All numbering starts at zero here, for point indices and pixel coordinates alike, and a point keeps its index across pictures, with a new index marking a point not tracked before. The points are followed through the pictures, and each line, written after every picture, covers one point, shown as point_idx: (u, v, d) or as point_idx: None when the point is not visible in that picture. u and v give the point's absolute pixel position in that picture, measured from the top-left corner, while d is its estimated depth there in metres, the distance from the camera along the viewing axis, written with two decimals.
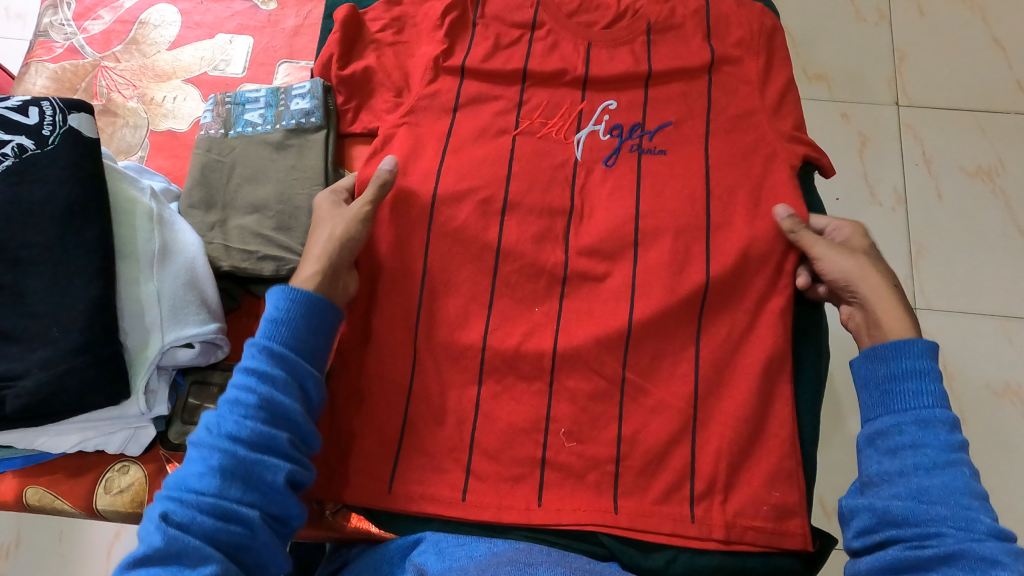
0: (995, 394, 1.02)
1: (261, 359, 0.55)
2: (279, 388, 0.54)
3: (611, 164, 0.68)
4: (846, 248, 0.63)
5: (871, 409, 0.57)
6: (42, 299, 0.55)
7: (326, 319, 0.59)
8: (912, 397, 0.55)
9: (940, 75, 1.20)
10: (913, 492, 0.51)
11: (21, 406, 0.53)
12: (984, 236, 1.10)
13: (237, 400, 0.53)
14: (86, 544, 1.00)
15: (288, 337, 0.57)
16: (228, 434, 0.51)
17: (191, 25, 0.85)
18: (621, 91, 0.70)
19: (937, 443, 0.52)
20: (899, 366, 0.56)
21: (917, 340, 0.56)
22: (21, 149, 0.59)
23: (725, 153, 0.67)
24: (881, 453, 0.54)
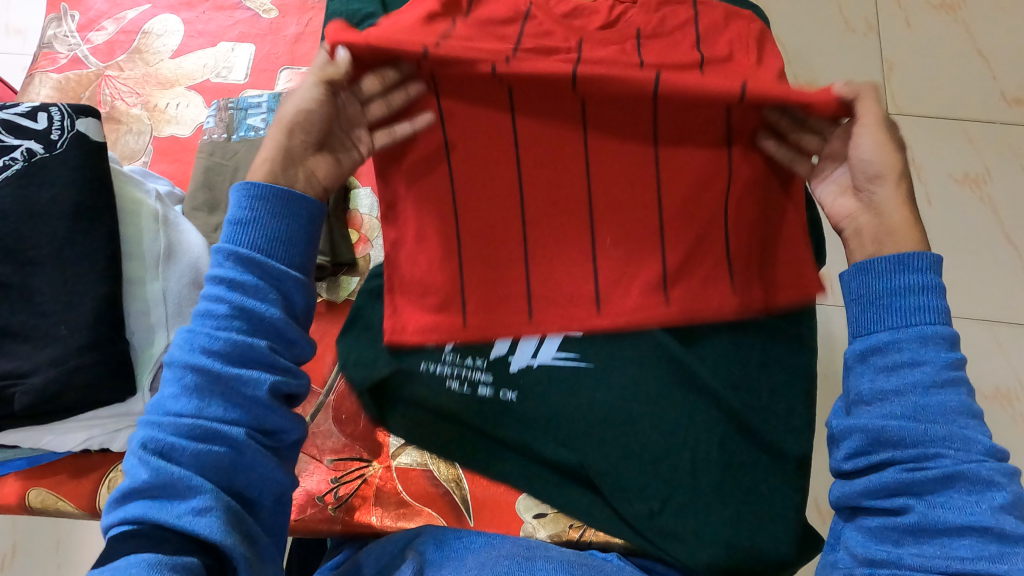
0: (985, 398, 1.04)
1: (227, 266, 0.50)
2: (257, 298, 0.49)
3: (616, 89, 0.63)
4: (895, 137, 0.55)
5: (863, 324, 0.52)
6: (50, 299, 0.56)
7: (299, 209, 0.53)
8: (916, 314, 0.49)
9: (927, 83, 1.23)
10: (911, 411, 0.47)
11: (29, 403, 0.54)
12: (972, 242, 1.12)
13: (207, 313, 0.49)
14: (83, 550, 1.00)
15: (256, 238, 0.51)
16: (202, 348, 0.47)
17: (193, 34, 0.87)
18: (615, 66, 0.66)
19: (938, 362, 0.47)
20: (902, 281, 0.50)
21: (922, 254, 0.50)
22: (30, 153, 0.60)
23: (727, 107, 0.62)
24: (875, 370, 0.49)
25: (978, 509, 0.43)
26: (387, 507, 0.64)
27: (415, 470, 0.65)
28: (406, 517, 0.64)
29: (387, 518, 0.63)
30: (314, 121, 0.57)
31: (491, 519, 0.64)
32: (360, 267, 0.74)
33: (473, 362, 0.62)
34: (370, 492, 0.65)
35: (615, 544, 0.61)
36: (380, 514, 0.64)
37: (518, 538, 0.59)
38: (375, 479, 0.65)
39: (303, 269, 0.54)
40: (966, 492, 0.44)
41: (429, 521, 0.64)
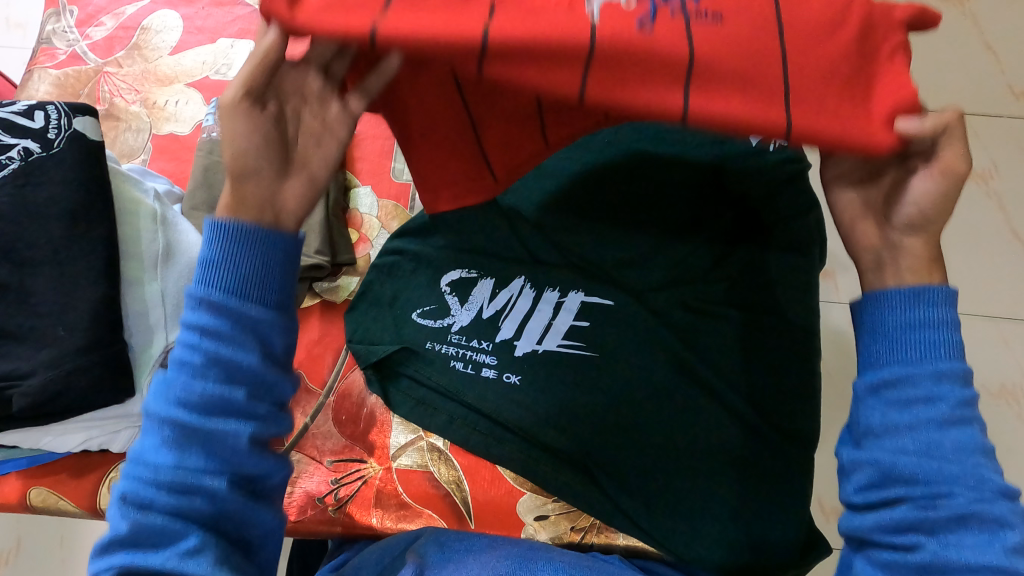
0: (990, 395, 1.03)
1: (199, 310, 0.44)
2: (229, 348, 0.43)
3: (646, 29, 0.35)
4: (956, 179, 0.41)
5: (873, 353, 0.44)
6: (48, 299, 0.56)
7: (270, 241, 0.44)
8: (934, 348, 0.42)
9: (934, 78, 1.22)
10: (924, 448, 0.41)
11: (27, 405, 0.54)
12: (978, 239, 1.11)
13: (181, 362, 0.44)
14: (85, 547, 1.00)
15: (224, 279, 0.44)
16: (177, 400, 0.43)
17: (192, 30, 0.86)
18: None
19: (952, 398, 0.41)
20: (920, 313, 0.42)
21: (939, 287, 0.42)
22: (27, 152, 0.59)
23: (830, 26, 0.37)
24: (888, 404, 0.43)
25: (992, 554, 0.39)
26: (387, 508, 0.64)
27: (415, 472, 0.65)
28: (406, 518, 0.64)
29: (387, 520, 0.63)
30: (251, 143, 0.43)
31: (492, 520, 0.64)
32: (360, 267, 0.74)
33: (478, 345, 0.64)
34: (370, 493, 0.64)
35: (615, 546, 0.62)
36: (380, 515, 0.63)
37: (521, 539, 0.60)
38: (375, 480, 0.65)
39: (289, 305, 0.46)
40: (978, 532, 0.39)
41: (430, 523, 0.63)
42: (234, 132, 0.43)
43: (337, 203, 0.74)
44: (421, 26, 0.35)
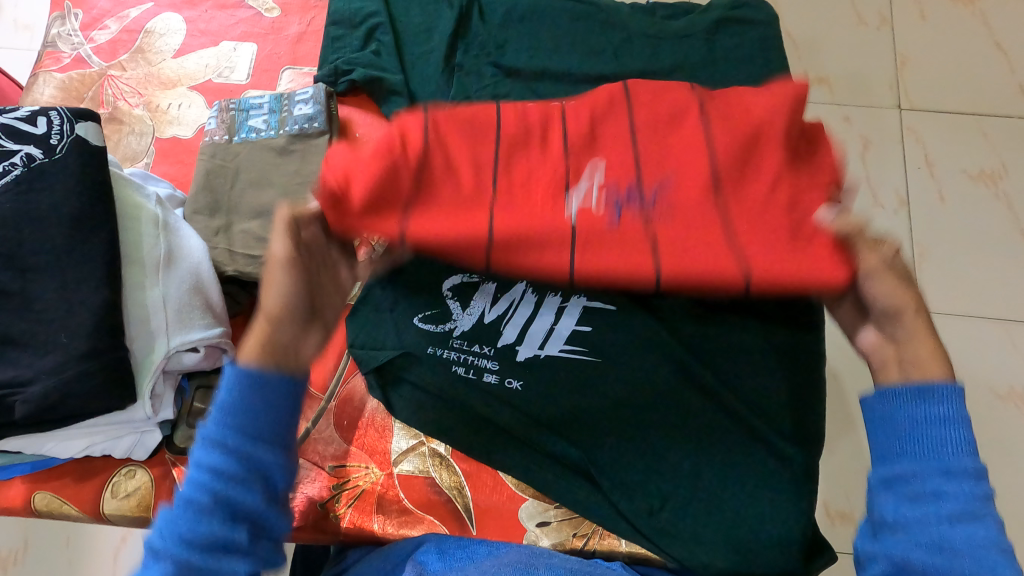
0: (1000, 398, 1.01)
1: (214, 453, 0.47)
2: (239, 489, 0.46)
3: (615, 220, 0.49)
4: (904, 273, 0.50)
5: (884, 449, 0.49)
6: (50, 306, 0.56)
7: (288, 390, 0.48)
8: (941, 446, 0.47)
9: (942, 77, 1.20)
10: (935, 542, 0.45)
11: (30, 411, 0.54)
12: (986, 240, 1.10)
13: (191, 500, 0.46)
14: (92, 550, 1.00)
15: (241, 426, 0.47)
16: (183, 537, 0.45)
17: (196, 33, 0.86)
18: (606, 148, 0.51)
19: (961, 495, 0.45)
20: (924, 412, 0.47)
21: (941, 383, 0.47)
22: (30, 158, 0.59)
23: (756, 208, 0.49)
24: (898, 498, 0.47)
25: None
26: (388, 514, 0.63)
27: (417, 477, 0.64)
28: (408, 524, 0.63)
29: (389, 526, 0.63)
30: (294, 291, 0.49)
31: (496, 526, 0.63)
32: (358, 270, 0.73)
33: (480, 350, 0.63)
34: (371, 499, 0.64)
35: (617, 552, 0.62)
36: (381, 521, 0.63)
37: (522, 546, 0.59)
38: (376, 486, 0.64)
39: (293, 447, 0.50)
40: None
41: (431, 529, 0.63)
42: (279, 282, 0.48)
43: None
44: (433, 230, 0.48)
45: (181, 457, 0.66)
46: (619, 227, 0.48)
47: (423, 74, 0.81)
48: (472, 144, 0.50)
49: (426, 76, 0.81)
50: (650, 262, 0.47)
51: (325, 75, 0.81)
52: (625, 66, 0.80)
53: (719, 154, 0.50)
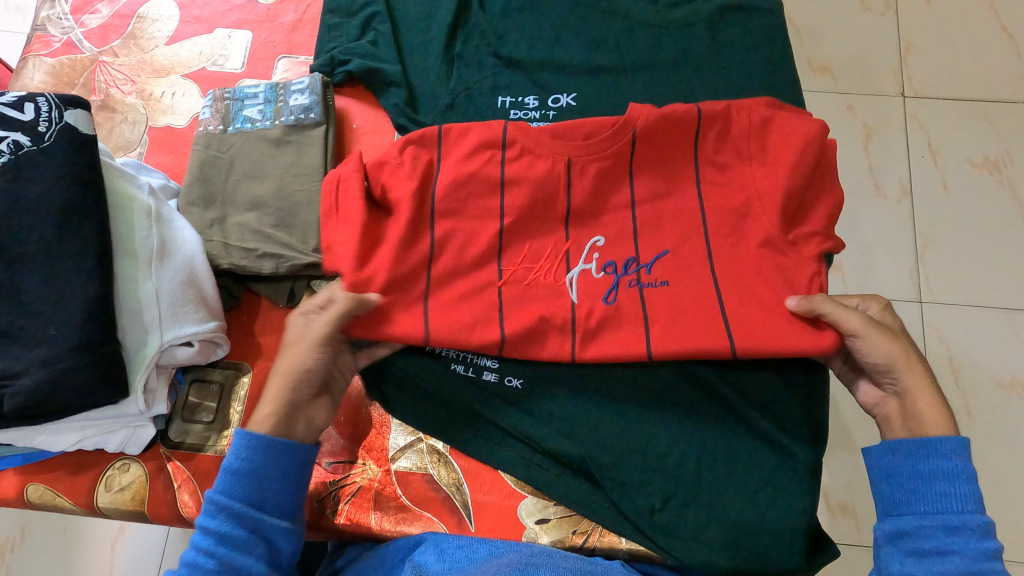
0: (1001, 388, 1.01)
1: (218, 519, 0.54)
2: (249, 551, 0.53)
3: (612, 300, 0.60)
4: (890, 331, 0.59)
5: (893, 505, 0.56)
6: (39, 298, 0.55)
7: (290, 460, 0.56)
8: (945, 502, 0.53)
9: (947, 64, 1.19)
10: None
11: (19, 405, 0.53)
12: (989, 228, 1.09)
13: (196, 563, 0.53)
14: (90, 542, 1.00)
15: (252, 494, 0.55)
16: None
17: (189, 19, 0.85)
18: (604, 225, 0.63)
19: (968, 550, 0.51)
20: (925, 466, 0.54)
21: (945, 439, 0.54)
22: (17, 145, 0.58)
23: (739, 274, 0.59)
24: (904, 552, 0.54)
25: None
26: (386, 510, 0.63)
27: (415, 474, 0.64)
28: (406, 521, 0.62)
29: (386, 522, 0.62)
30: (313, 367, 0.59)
31: (494, 524, 0.62)
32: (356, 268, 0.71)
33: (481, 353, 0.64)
34: (369, 495, 0.63)
35: (618, 550, 0.61)
36: (379, 517, 0.62)
37: (522, 544, 0.59)
38: (374, 483, 0.64)
39: (294, 515, 0.57)
40: None
41: (429, 526, 0.62)
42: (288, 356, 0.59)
43: None
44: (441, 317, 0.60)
45: (176, 451, 0.65)
46: (618, 311, 0.60)
47: (422, 64, 0.80)
48: (479, 217, 0.63)
49: (425, 67, 0.79)
50: (641, 341, 0.59)
51: (321, 65, 0.79)
52: (627, 58, 0.79)
53: (705, 226, 0.61)
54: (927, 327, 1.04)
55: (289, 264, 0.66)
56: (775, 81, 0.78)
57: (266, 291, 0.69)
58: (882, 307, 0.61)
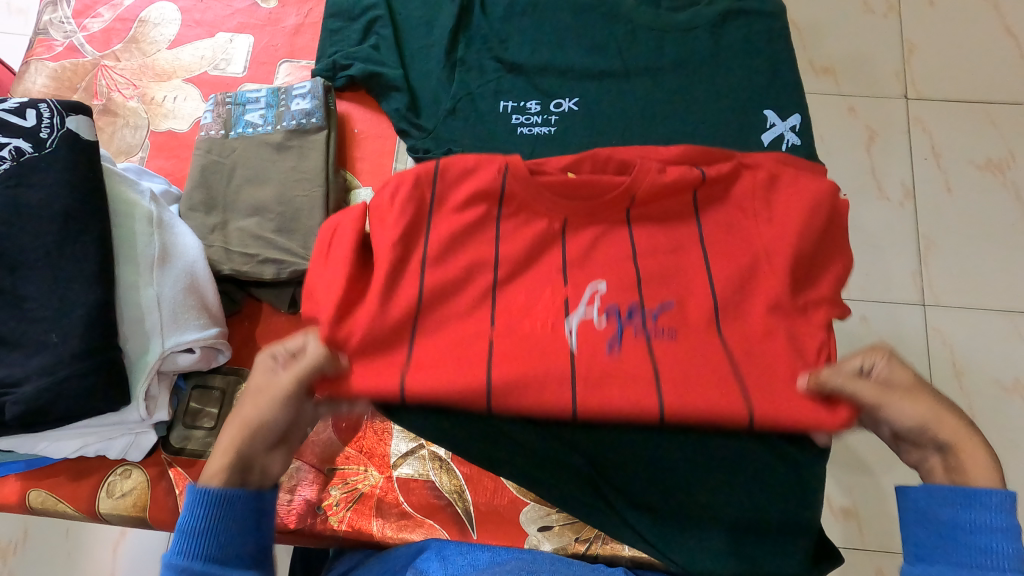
0: (1006, 391, 1.00)
1: None
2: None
3: (615, 350, 0.56)
4: (922, 389, 0.54)
5: (930, 551, 0.50)
6: (40, 305, 0.54)
7: (247, 510, 0.51)
8: (992, 557, 0.48)
9: (950, 65, 1.18)
10: None
11: (19, 413, 0.52)
12: (993, 230, 1.08)
13: None
14: (91, 546, 1.00)
15: (212, 557, 0.48)
16: None
17: (191, 23, 0.85)
18: (601, 253, 0.60)
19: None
20: (973, 516, 0.49)
21: (996, 491, 0.49)
22: (18, 151, 0.58)
23: (746, 333, 0.57)
24: None
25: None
26: (388, 517, 0.63)
27: (416, 481, 0.63)
28: (407, 528, 0.62)
29: (387, 529, 0.62)
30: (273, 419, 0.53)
31: (496, 531, 0.62)
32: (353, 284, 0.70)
33: None
34: (370, 502, 0.63)
35: (621, 557, 0.62)
36: (380, 524, 0.62)
37: (524, 551, 0.59)
38: (376, 489, 0.63)
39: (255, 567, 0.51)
40: None
41: (431, 534, 0.62)
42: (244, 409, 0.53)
43: (337, 203, 0.71)
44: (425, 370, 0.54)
45: (177, 457, 0.65)
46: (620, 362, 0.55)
47: (424, 68, 0.80)
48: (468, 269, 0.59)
49: (427, 72, 0.79)
50: (653, 396, 0.54)
51: (323, 69, 0.79)
52: (629, 62, 0.79)
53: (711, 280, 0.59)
54: (931, 329, 1.04)
55: (290, 270, 0.65)
56: (777, 85, 0.78)
57: (267, 296, 0.68)
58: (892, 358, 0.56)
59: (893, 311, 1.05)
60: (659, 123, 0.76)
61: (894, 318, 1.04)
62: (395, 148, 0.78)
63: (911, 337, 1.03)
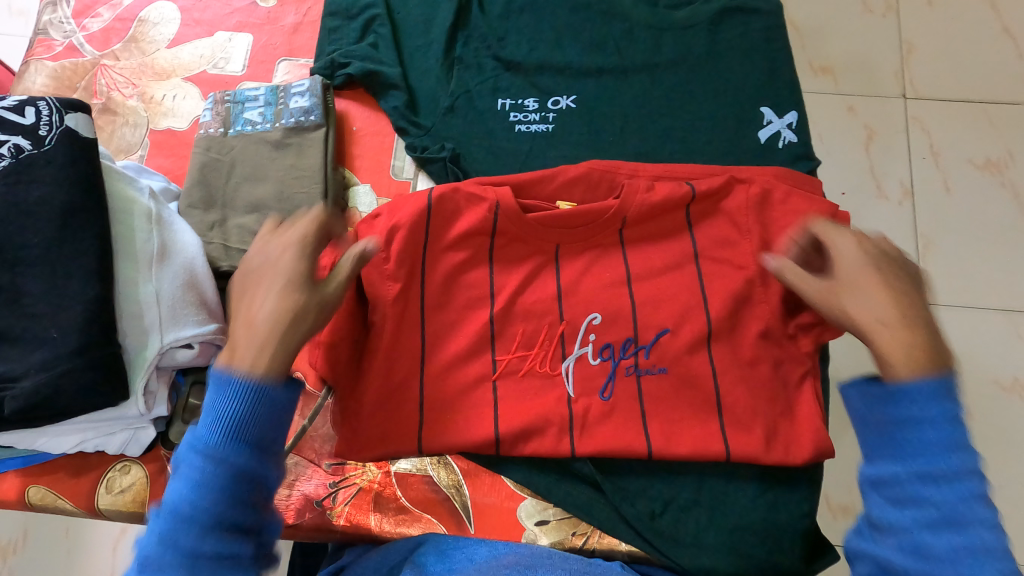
0: (1004, 390, 1.01)
1: (208, 462, 0.47)
2: (231, 493, 0.47)
3: (608, 395, 0.62)
4: (865, 276, 0.55)
5: (873, 451, 0.51)
6: (40, 300, 0.55)
7: (279, 399, 0.51)
8: (917, 447, 0.48)
9: (948, 66, 1.19)
10: (916, 551, 0.46)
11: (19, 407, 0.53)
12: (991, 230, 1.09)
13: (183, 515, 0.46)
14: (92, 544, 1.00)
15: (238, 433, 0.48)
16: (185, 556, 0.45)
17: (190, 22, 0.85)
18: (591, 275, 0.66)
19: (944, 496, 0.46)
20: (898, 410, 0.49)
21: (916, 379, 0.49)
22: (18, 149, 0.58)
23: (733, 361, 0.63)
24: (885, 500, 0.48)
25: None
26: (386, 511, 0.63)
27: (415, 475, 0.63)
28: (406, 522, 0.62)
29: (386, 523, 0.62)
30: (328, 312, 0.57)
31: (493, 525, 0.62)
32: None
33: None
34: (368, 497, 0.63)
35: (617, 552, 0.61)
36: (379, 518, 0.62)
37: (521, 545, 0.59)
38: (374, 484, 0.63)
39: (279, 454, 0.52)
40: None
41: (429, 528, 0.62)
42: (261, 303, 0.52)
43: (335, 200, 0.71)
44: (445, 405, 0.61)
45: (176, 452, 0.65)
46: (614, 407, 0.62)
47: (422, 66, 0.80)
48: (471, 300, 0.64)
49: (426, 69, 0.80)
50: (641, 440, 0.61)
51: (322, 68, 0.79)
52: (626, 60, 0.80)
53: (703, 302, 0.64)
54: None
55: None
56: (774, 84, 0.78)
57: None
58: (856, 239, 0.57)
59: None
60: (656, 120, 0.77)
61: None
62: (393, 147, 0.78)
63: None
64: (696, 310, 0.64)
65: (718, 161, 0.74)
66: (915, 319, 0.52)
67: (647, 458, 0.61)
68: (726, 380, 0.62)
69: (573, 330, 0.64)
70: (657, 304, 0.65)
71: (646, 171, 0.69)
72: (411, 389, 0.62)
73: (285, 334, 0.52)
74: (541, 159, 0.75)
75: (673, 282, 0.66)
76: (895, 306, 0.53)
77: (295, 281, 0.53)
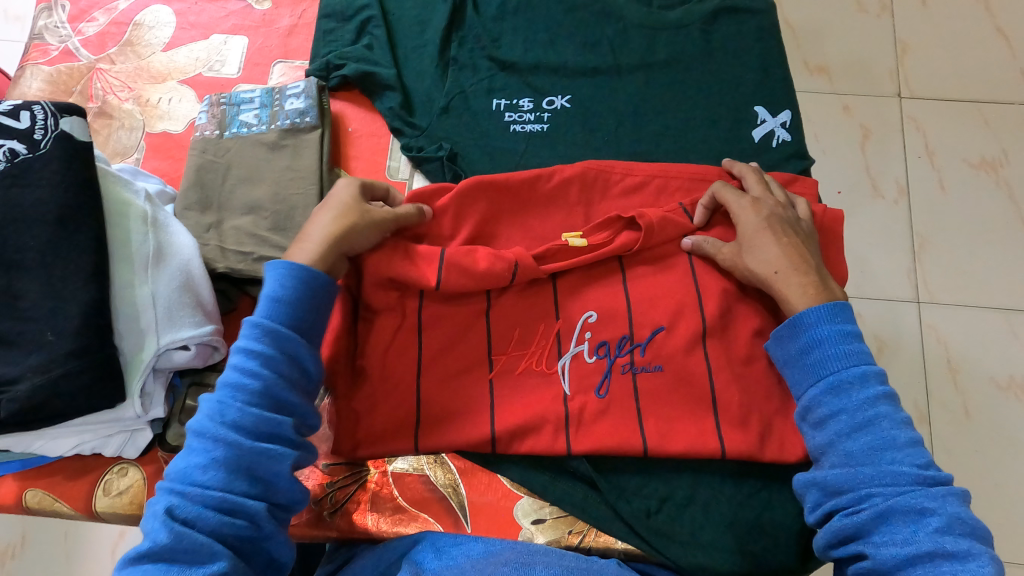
0: (1000, 388, 1.01)
1: (260, 340, 0.54)
2: (276, 371, 0.53)
3: (604, 393, 0.62)
4: (768, 234, 0.63)
5: (797, 385, 0.59)
6: (36, 303, 0.55)
7: (324, 293, 0.58)
8: (826, 364, 0.58)
9: (942, 65, 1.19)
10: (844, 460, 0.54)
11: (15, 410, 0.53)
12: (987, 227, 1.09)
13: (237, 386, 0.52)
14: (91, 546, 1.00)
15: (288, 321, 0.55)
16: (232, 421, 0.51)
17: (185, 26, 0.85)
18: (586, 277, 0.66)
19: (853, 406, 0.55)
20: (807, 339, 0.59)
21: (810, 311, 0.59)
22: (13, 153, 0.59)
23: (728, 360, 0.63)
24: (812, 427, 0.57)
25: (919, 538, 0.49)
26: (383, 511, 0.63)
27: (411, 475, 0.64)
28: (402, 522, 0.62)
29: (383, 523, 0.62)
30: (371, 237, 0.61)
31: (489, 525, 0.62)
32: None
33: None
34: (365, 496, 0.63)
35: (614, 550, 0.61)
36: (376, 518, 0.62)
37: (519, 542, 0.58)
38: (371, 484, 0.64)
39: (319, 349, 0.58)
40: (904, 524, 0.50)
41: (426, 527, 0.62)
42: (321, 221, 0.60)
43: None
44: (445, 409, 0.62)
45: (173, 454, 0.66)
46: (610, 405, 0.62)
47: (418, 67, 0.80)
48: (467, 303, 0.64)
49: (421, 71, 0.80)
50: (637, 438, 0.61)
51: (317, 70, 0.79)
52: (621, 60, 0.80)
53: (697, 302, 0.65)
54: (926, 327, 1.04)
55: None
56: (768, 83, 0.79)
57: None
58: (751, 202, 0.65)
59: (889, 309, 1.05)
60: (651, 119, 0.77)
61: (889, 316, 1.05)
62: (389, 147, 0.78)
63: (903, 333, 1.04)
64: (691, 308, 0.64)
65: (713, 159, 0.75)
66: (803, 262, 0.62)
67: (643, 456, 0.62)
68: (721, 379, 0.62)
69: (568, 329, 0.64)
70: (652, 302, 0.65)
71: (641, 169, 0.70)
72: (410, 388, 0.62)
73: (343, 249, 0.60)
74: (536, 158, 0.75)
75: (667, 282, 0.66)
76: (787, 254, 0.62)
77: (355, 206, 0.61)
